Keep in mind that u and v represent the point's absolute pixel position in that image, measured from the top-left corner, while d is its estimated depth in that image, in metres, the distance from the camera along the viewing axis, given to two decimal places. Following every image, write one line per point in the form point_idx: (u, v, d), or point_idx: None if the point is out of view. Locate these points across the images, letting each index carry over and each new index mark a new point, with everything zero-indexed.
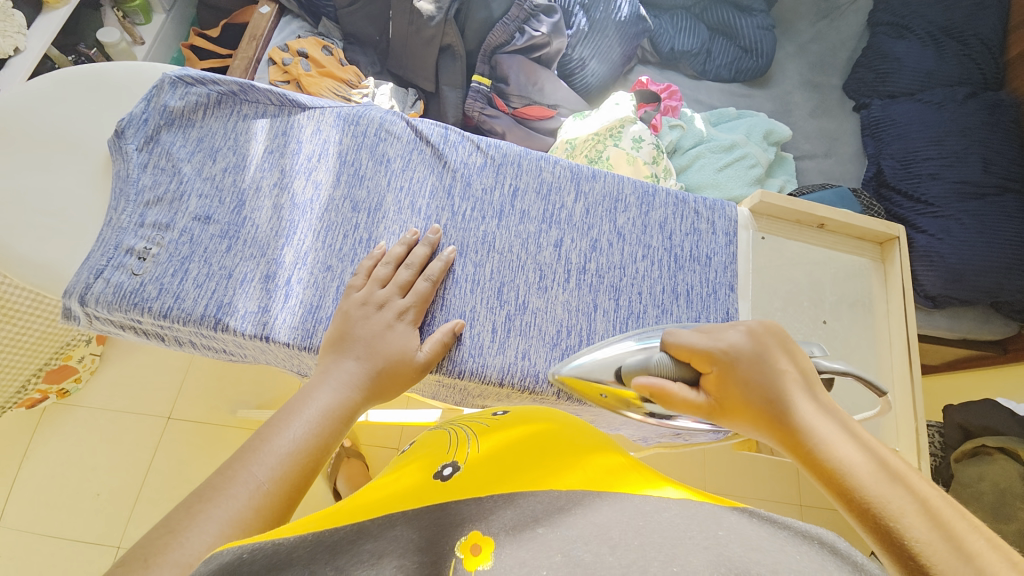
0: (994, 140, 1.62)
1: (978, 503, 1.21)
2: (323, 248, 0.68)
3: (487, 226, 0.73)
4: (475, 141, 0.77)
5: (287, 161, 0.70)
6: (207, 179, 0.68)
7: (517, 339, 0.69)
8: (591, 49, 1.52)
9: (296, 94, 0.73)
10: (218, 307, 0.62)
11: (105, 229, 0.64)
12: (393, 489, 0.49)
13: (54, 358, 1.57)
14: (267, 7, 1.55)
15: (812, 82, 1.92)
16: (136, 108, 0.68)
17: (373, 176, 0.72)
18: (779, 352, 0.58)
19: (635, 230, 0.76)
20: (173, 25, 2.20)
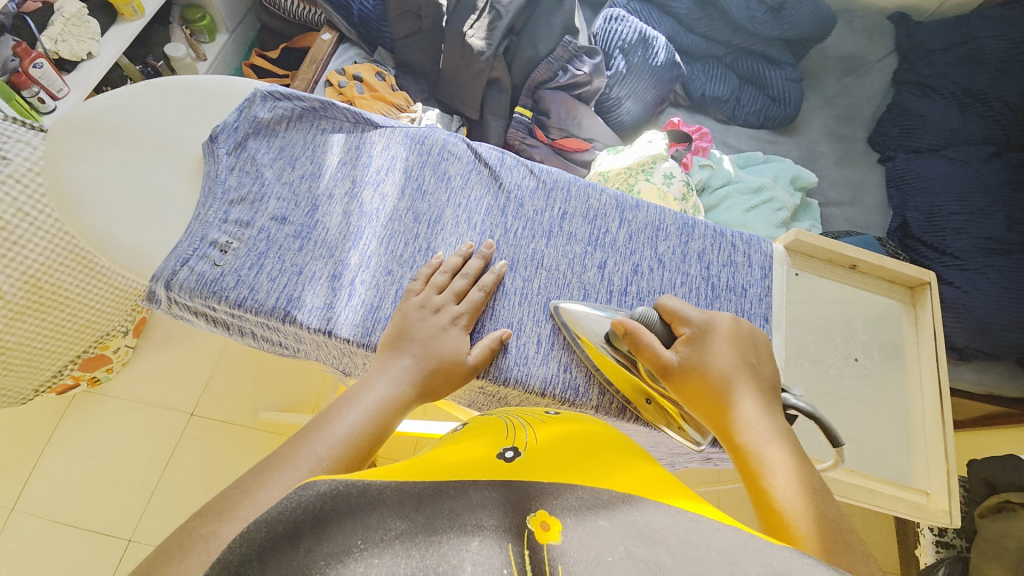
0: (1020, 198, 1.65)
1: (1001, 558, 1.17)
2: (386, 254, 0.73)
3: (536, 245, 0.78)
4: (529, 166, 0.83)
5: (359, 173, 0.76)
6: (286, 184, 0.74)
7: (560, 353, 0.73)
8: (628, 90, 1.61)
9: (369, 114, 0.80)
10: (288, 301, 0.67)
11: (192, 222, 0.70)
12: (459, 458, 0.51)
13: (91, 347, 1.63)
14: (328, 33, 1.68)
15: (837, 133, 1.99)
16: (229, 116, 0.75)
17: (435, 192, 0.78)
18: (750, 348, 0.68)
19: (674, 258, 0.81)
20: (234, 45, 2.35)
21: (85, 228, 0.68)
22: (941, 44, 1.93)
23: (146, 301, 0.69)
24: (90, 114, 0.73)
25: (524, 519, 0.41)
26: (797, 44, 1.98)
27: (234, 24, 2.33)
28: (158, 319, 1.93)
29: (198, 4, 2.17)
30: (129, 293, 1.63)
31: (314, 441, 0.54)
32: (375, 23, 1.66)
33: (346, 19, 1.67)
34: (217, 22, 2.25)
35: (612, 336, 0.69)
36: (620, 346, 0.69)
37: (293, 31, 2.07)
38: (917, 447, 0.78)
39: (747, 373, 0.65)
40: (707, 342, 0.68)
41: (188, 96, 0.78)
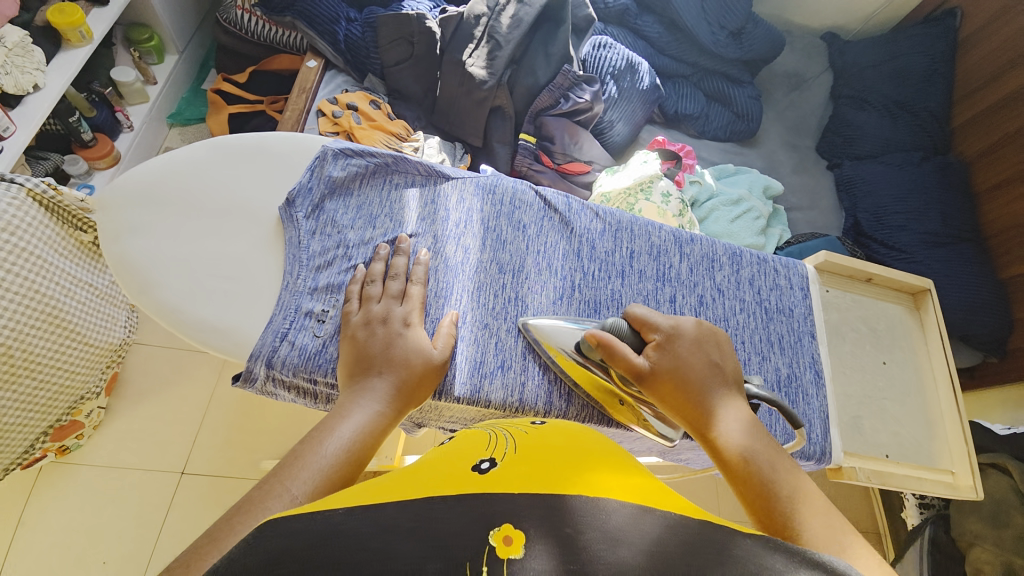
0: (947, 197, 1.93)
1: (977, 513, 1.41)
2: (479, 308, 0.73)
3: (614, 285, 0.82)
4: (593, 208, 0.86)
5: (439, 227, 0.76)
6: (369, 244, 0.72)
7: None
8: (619, 113, 1.69)
9: (438, 166, 0.80)
10: None
11: (282, 292, 0.66)
12: (431, 479, 0.51)
13: (65, 414, 1.46)
14: (313, 60, 1.63)
15: (791, 143, 2.21)
16: (302, 177, 0.72)
17: (514, 241, 0.79)
18: (713, 346, 0.73)
19: (731, 286, 0.88)
20: (186, 66, 2.20)
21: (168, 309, 0.64)
22: (870, 62, 2.19)
23: (238, 381, 0.65)
24: (153, 183, 0.69)
25: (487, 533, 0.42)
26: (752, 63, 2.17)
27: (185, 43, 2.17)
28: (131, 372, 1.76)
29: (145, 24, 2.03)
30: (105, 349, 1.48)
31: (298, 474, 0.50)
32: (364, 49, 1.62)
33: (331, 45, 1.62)
34: (167, 42, 2.11)
35: (584, 350, 0.70)
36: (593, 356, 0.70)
37: (259, 53, 1.95)
38: (940, 435, 0.91)
39: (712, 369, 0.70)
40: (670, 343, 0.71)
41: (251, 155, 0.74)
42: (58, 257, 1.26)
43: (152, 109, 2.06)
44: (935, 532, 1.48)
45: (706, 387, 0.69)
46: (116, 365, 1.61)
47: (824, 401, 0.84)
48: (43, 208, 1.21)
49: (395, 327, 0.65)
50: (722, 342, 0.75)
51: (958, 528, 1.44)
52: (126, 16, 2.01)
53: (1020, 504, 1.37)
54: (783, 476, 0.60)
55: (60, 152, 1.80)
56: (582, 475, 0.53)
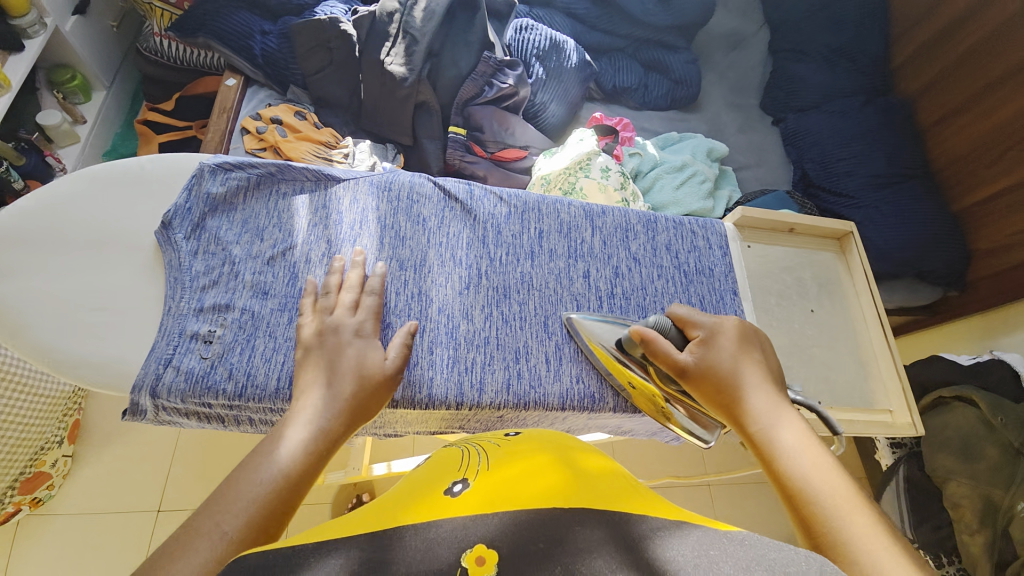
0: (890, 138, 1.93)
1: (947, 448, 1.38)
2: (380, 308, 0.72)
3: (523, 268, 0.80)
4: (497, 193, 0.85)
5: (332, 231, 0.74)
6: (257, 258, 0.70)
7: (569, 366, 0.75)
8: (550, 94, 1.66)
9: (328, 169, 0.78)
10: (291, 379, 0.65)
11: (165, 318, 0.65)
12: (411, 505, 0.54)
13: (27, 466, 1.43)
14: (231, 79, 1.59)
15: (735, 104, 2.19)
16: (179, 198, 0.70)
17: (414, 236, 0.78)
18: (755, 346, 0.73)
19: (647, 254, 0.87)
20: (116, 101, 2.13)
21: (43, 348, 0.68)
22: (805, 12, 2.17)
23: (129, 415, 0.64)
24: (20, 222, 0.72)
25: (459, 557, 0.44)
26: (687, 28, 2.15)
27: (111, 77, 2.12)
28: (95, 416, 1.73)
29: (66, 64, 1.96)
30: (58, 398, 1.44)
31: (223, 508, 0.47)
32: (283, 61, 1.57)
33: (250, 61, 1.57)
34: (91, 78, 2.04)
35: (627, 346, 0.72)
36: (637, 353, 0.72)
37: (183, 78, 1.91)
38: (874, 375, 0.91)
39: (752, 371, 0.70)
40: (710, 343, 0.72)
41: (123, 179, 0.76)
42: None
43: (84, 150, 1.98)
44: (909, 470, 1.50)
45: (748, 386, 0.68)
46: (75, 412, 1.58)
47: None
48: None
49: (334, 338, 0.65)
50: (765, 343, 0.75)
51: (931, 464, 1.40)
52: (44, 57, 1.92)
53: (989, 435, 1.33)
54: (833, 485, 0.55)
55: None
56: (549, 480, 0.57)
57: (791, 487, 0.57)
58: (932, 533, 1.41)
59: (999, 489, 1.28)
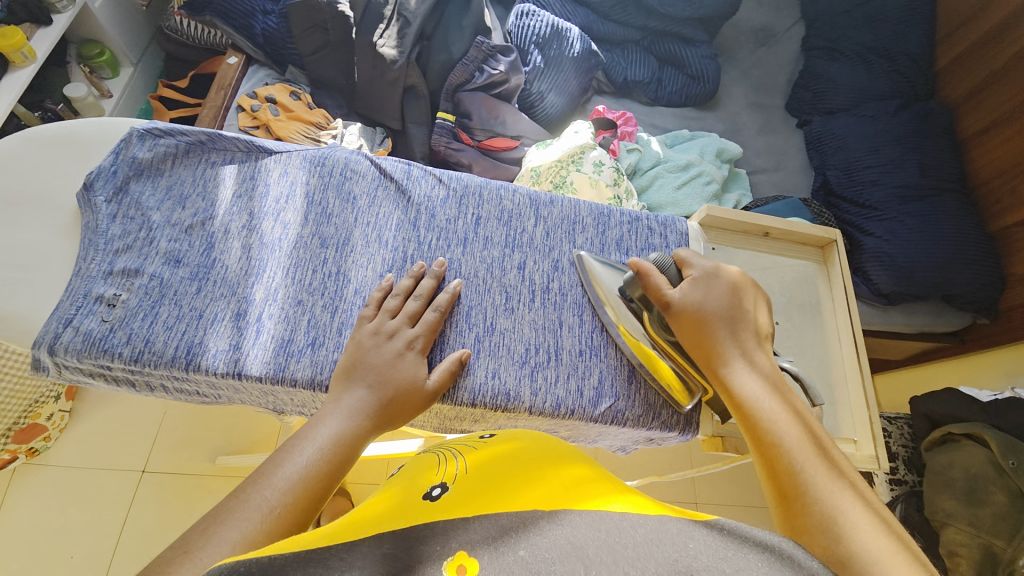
0: (926, 146, 1.76)
1: (951, 489, 1.24)
2: (294, 284, 0.70)
3: (453, 254, 0.76)
4: (437, 175, 0.81)
5: (256, 203, 0.73)
6: (176, 225, 0.70)
7: (485, 361, 0.71)
8: (548, 83, 1.61)
9: (262, 140, 0.77)
10: (189, 349, 0.64)
11: (74, 278, 0.65)
12: (387, 511, 0.53)
13: (22, 418, 1.52)
14: (234, 57, 1.63)
15: (757, 103, 2.05)
16: (105, 161, 0.71)
17: (340, 213, 0.75)
18: (748, 299, 0.72)
19: (593, 249, 0.81)
20: (141, 77, 2.22)
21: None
22: (842, 7, 2.01)
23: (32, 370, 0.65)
24: None
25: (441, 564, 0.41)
26: (710, 21, 2.03)
27: (137, 55, 2.20)
28: None
29: (96, 39, 2.05)
30: None
31: (262, 488, 0.50)
32: (281, 41, 1.59)
33: (250, 40, 1.62)
34: (119, 55, 2.13)
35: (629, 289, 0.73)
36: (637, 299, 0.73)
37: (199, 56, 1.97)
38: (841, 399, 0.82)
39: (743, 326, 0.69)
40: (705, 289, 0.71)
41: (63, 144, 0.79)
42: None
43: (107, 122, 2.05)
44: (908, 511, 1.35)
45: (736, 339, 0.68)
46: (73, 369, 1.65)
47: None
48: None
49: (386, 331, 0.67)
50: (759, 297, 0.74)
51: (931, 506, 1.27)
52: (75, 33, 2.02)
53: (999, 479, 1.19)
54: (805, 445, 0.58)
55: None
56: (533, 485, 0.56)
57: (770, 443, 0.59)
58: None
59: (1002, 540, 1.15)
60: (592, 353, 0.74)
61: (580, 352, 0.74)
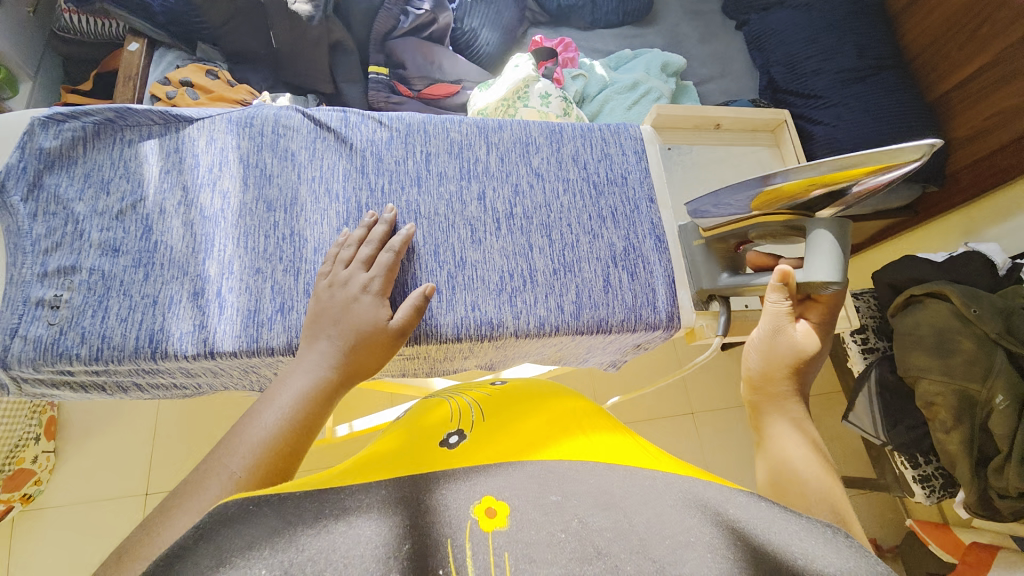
0: (860, 26, 1.76)
1: (920, 345, 1.33)
2: (248, 253, 0.66)
3: (409, 196, 0.73)
4: (376, 117, 0.77)
5: (188, 176, 0.68)
6: (104, 212, 0.65)
7: (464, 294, 0.70)
8: (480, 19, 1.54)
9: (179, 109, 0.71)
10: (152, 336, 0.61)
11: (8, 287, 0.61)
12: (411, 452, 0.62)
13: (6, 464, 1.47)
14: (134, 42, 1.48)
15: (693, 11, 2.01)
16: (10, 158, 0.64)
17: (282, 172, 0.71)
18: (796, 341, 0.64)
19: (551, 168, 0.79)
20: (45, 91, 2.00)
21: None
22: None
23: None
24: None
25: (469, 510, 0.47)
26: None
27: (35, 67, 1.98)
28: (74, 410, 1.75)
29: None
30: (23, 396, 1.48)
31: (231, 453, 0.48)
32: (185, 17, 1.47)
33: (148, 21, 1.47)
34: (15, 70, 1.91)
35: (811, 280, 0.61)
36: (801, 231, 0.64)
37: (100, 53, 1.81)
38: None
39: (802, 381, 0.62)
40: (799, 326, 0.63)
41: None
42: None
43: None
44: (882, 373, 1.44)
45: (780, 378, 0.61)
46: (44, 408, 1.62)
47: (669, 266, 0.78)
48: None
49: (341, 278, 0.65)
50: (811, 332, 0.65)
51: (904, 365, 1.36)
52: None
53: (965, 328, 1.28)
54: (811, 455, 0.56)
55: None
56: (532, 431, 0.66)
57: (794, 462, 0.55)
58: (907, 434, 1.38)
59: (975, 384, 1.24)
60: (566, 270, 0.74)
61: (554, 271, 0.74)
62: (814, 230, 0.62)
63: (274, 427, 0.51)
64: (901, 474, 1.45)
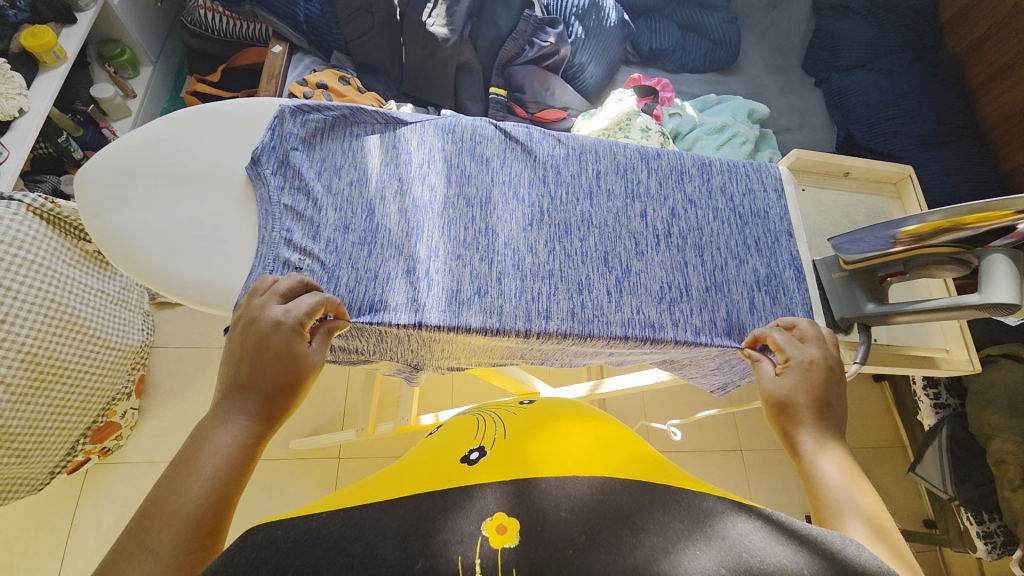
0: (938, 96, 1.86)
1: (994, 405, 1.36)
2: (451, 242, 0.83)
3: (583, 207, 0.89)
4: (554, 136, 0.93)
5: (403, 170, 0.88)
6: (337, 194, 0.86)
7: (630, 298, 0.84)
8: (589, 55, 1.66)
9: (396, 113, 0.91)
10: (373, 303, 0.79)
11: (262, 245, 0.80)
12: (429, 470, 0.63)
13: (100, 415, 1.57)
14: (278, 46, 1.63)
15: (774, 65, 2.07)
16: (265, 137, 0.86)
17: (478, 174, 0.88)
18: (831, 393, 0.70)
19: (703, 196, 0.92)
20: (161, 77, 2.10)
21: (152, 270, 0.81)
22: None
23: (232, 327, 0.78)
24: (115, 161, 0.84)
25: (482, 526, 0.50)
26: None
27: (156, 53, 2.07)
28: (158, 373, 1.85)
29: (115, 39, 1.91)
30: (127, 351, 1.60)
31: (163, 528, 0.49)
32: (326, 28, 1.62)
33: (293, 28, 1.62)
34: (138, 53, 2.00)
35: (991, 302, 0.69)
36: (969, 257, 0.74)
37: (225, 50, 1.95)
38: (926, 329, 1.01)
39: (836, 424, 0.67)
40: (795, 375, 0.72)
41: (217, 124, 0.89)
42: (66, 267, 1.39)
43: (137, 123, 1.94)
44: (953, 429, 1.44)
45: (806, 421, 0.67)
46: (140, 367, 1.73)
47: (806, 293, 0.90)
48: (44, 221, 1.33)
49: (255, 307, 0.69)
50: (836, 389, 0.71)
51: (977, 422, 1.39)
52: (94, 32, 1.88)
53: None
54: (854, 491, 0.58)
55: (56, 174, 1.69)
56: (535, 445, 0.66)
57: (821, 490, 0.59)
58: (973, 490, 1.39)
59: None
60: (717, 287, 0.87)
61: (706, 288, 0.87)
62: (990, 259, 0.71)
63: (211, 484, 0.53)
64: (964, 527, 1.45)
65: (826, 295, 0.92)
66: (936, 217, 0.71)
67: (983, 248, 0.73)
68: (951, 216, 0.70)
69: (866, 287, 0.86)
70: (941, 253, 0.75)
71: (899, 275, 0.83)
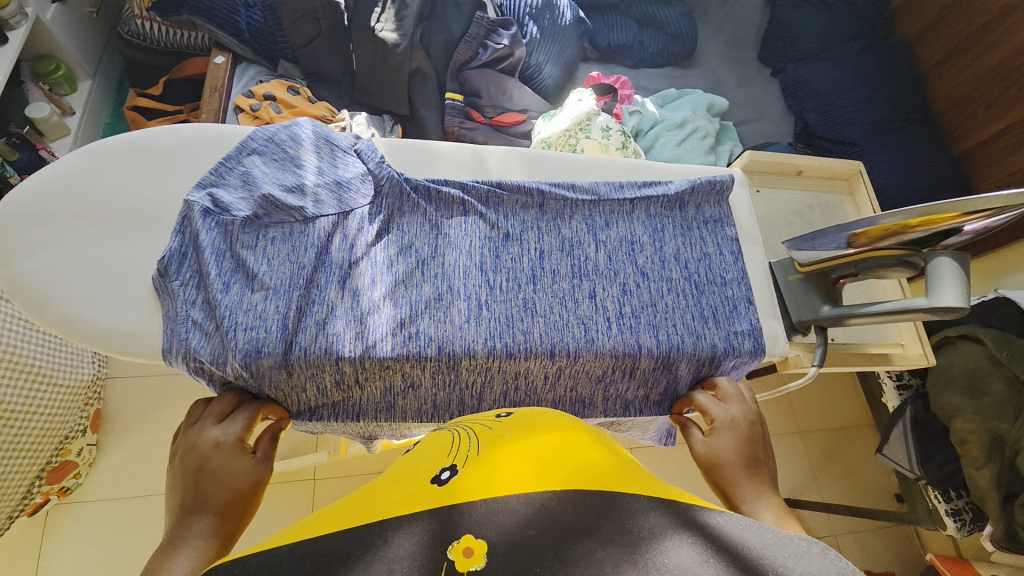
0: (891, 82, 1.90)
1: (954, 385, 1.41)
2: (385, 349, 0.78)
3: (526, 292, 0.85)
4: (489, 220, 0.89)
5: (322, 273, 0.81)
6: (248, 311, 0.76)
7: (567, 381, 0.85)
8: (546, 54, 1.63)
9: (309, 206, 0.84)
10: (300, 412, 0.82)
11: (171, 358, 0.76)
12: (395, 496, 0.57)
13: (54, 455, 1.48)
14: (220, 56, 1.54)
15: (731, 57, 2.08)
16: (173, 242, 0.80)
17: (412, 271, 0.84)
18: (756, 446, 0.73)
19: (655, 267, 0.90)
20: (103, 91, 1.98)
21: (68, 319, 0.77)
22: None
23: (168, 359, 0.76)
24: (24, 201, 0.80)
25: (446, 550, 0.47)
26: None
27: (95, 67, 1.96)
28: (116, 405, 1.77)
29: (50, 54, 1.80)
30: (77, 387, 1.51)
31: None
32: (271, 36, 1.55)
33: (235, 37, 1.55)
34: (74, 68, 1.88)
35: (938, 305, 0.69)
36: (916, 260, 0.74)
37: (168, 61, 1.85)
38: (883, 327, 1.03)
39: (768, 477, 0.70)
40: (724, 434, 0.75)
41: (142, 155, 0.86)
42: None
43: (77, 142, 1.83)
44: (916, 411, 1.51)
45: (739, 480, 0.69)
46: (94, 401, 1.64)
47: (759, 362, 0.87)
48: None
49: (193, 434, 0.72)
50: (759, 442, 0.74)
51: (938, 403, 1.42)
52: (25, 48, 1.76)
53: (996, 369, 1.37)
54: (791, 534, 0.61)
55: None
56: (512, 458, 0.60)
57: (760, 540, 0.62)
58: (938, 470, 1.44)
59: (1005, 423, 1.32)
60: (668, 366, 0.84)
61: (655, 368, 0.85)
62: (935, 261, 0.71)
63: None
64: (933, 507, 1.50)
65: (785, 298, 0.94)
66: (890, 220, 0.71)
67: (930, 250, 0.73)
68: (908, 217, 0.69)
69: (821, 290, 0.87)
70: (890, 256, 0.76)
71: (851, 277, 0.83)
